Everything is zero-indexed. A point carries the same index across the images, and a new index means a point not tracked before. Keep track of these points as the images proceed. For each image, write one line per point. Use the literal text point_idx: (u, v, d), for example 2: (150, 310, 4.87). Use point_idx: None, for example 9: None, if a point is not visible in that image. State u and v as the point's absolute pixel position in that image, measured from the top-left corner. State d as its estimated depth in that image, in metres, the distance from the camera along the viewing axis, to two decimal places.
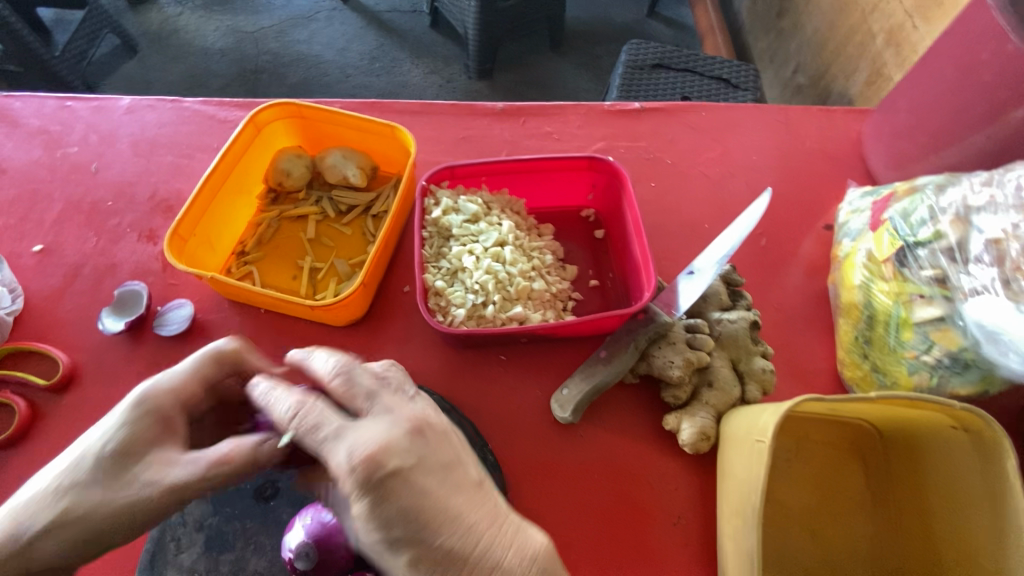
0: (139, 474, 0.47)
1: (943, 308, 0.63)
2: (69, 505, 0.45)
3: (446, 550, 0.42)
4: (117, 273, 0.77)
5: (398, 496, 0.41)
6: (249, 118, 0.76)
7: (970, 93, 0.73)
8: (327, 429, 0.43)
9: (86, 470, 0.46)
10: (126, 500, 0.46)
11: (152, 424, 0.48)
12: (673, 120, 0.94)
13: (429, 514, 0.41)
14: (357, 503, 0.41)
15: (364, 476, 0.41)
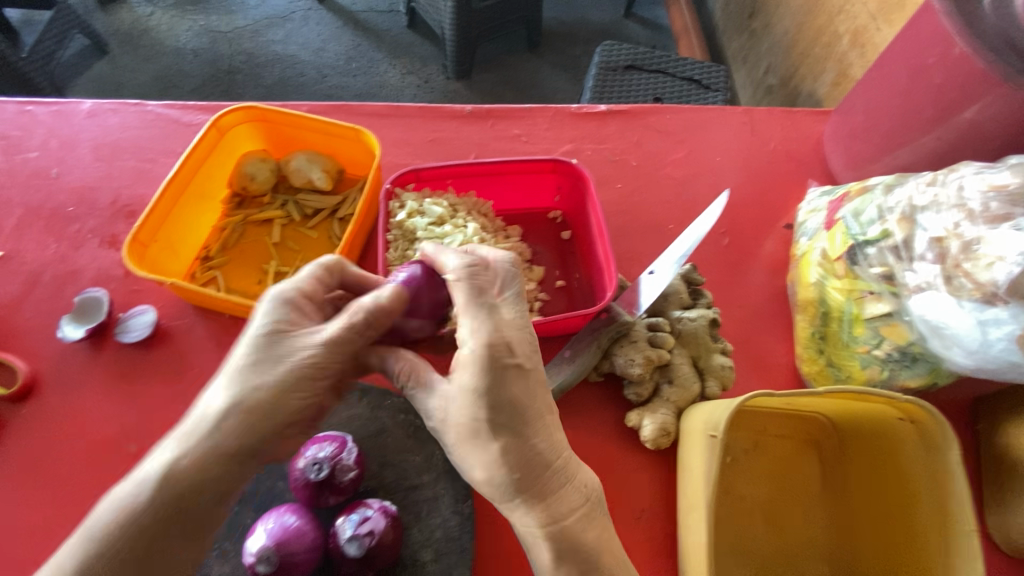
0: (293, 347, 0.52)
1: (892, 304, 0.65)
2: (256, 380, 0.50)
3: (535, 437, 0.52)
4: (79, 279, 0.76)
5: (515, 383, 0.51)
6: (211, 122, 0.75)
7: (921, 95, 0.75)
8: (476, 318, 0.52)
9: (242, 360, 0.51)
10: (285, 377, 0.50)
11: (290, 313, 0.53)
12: (640, 122, 0.96)
13: (530, 415, 0.51)
14: (479, 379, 0.50)
15: (500, 361, 0.50)
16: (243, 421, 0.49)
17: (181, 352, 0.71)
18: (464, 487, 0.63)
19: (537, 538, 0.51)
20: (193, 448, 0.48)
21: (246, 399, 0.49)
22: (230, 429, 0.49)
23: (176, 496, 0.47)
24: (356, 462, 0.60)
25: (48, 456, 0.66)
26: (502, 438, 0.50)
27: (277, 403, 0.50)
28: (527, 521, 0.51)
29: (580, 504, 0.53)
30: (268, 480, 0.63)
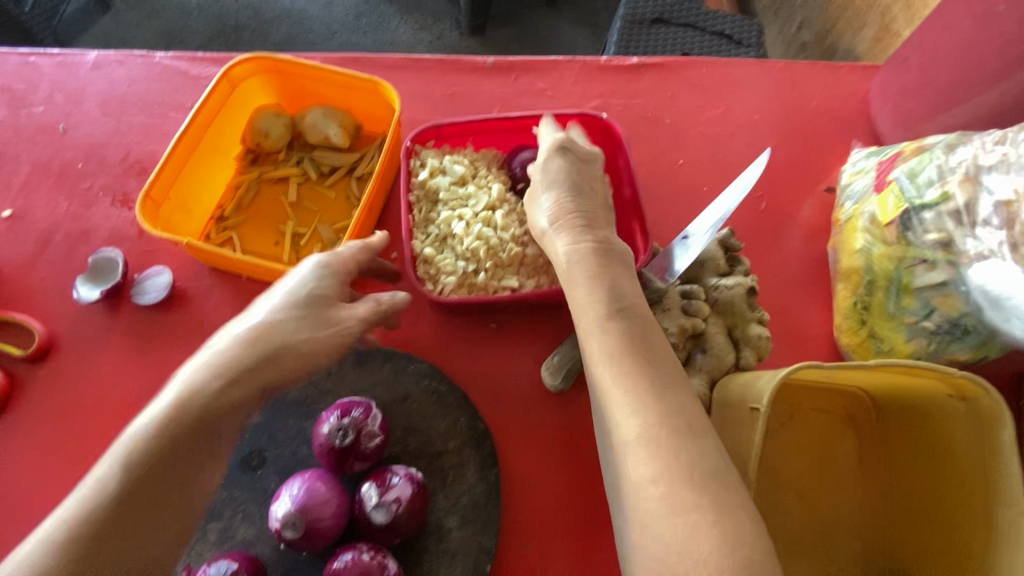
0: (339, 312, 0.54)
1: (948, 273, 0.60)
2: (293, 330, 0.52)
3: (617, 272, 0.53)
4: (92, 239, 0.74)
5: (595, 221, 0.57)
6: (222, 73, 0.71)
7: (986, 46, 0.69)
8: (561, 169, 0.61)
9: (295, 304, 0.52)
10: (329, 332, 0.53)
11: (333, 277, 0.55)
12: (674, 76, 0.90)
13: (598, 232, 0.56)
14: (561, 206, 0.58)
15: (580, 196, 0.59)
16: (281, 358, 0.51)
17: (198, 315, 0.70)
18: (490, 455, 0.62)
19: (620, 379, 0.45)
20: (233, 374, 0.49)
21: (285, 341, 0.51)
22: (268, 365, 0.50)
23: (206, 427, 0.48)
24: (381, 428, 0.58)
25: (70, 418, 0.65)
26: (584, 257, 0.53)
27: (312, 352, 0.52)
28: (605, 358, 0.47)
29: (660, 342, 0.48)
30: (290, 445, 0.62)
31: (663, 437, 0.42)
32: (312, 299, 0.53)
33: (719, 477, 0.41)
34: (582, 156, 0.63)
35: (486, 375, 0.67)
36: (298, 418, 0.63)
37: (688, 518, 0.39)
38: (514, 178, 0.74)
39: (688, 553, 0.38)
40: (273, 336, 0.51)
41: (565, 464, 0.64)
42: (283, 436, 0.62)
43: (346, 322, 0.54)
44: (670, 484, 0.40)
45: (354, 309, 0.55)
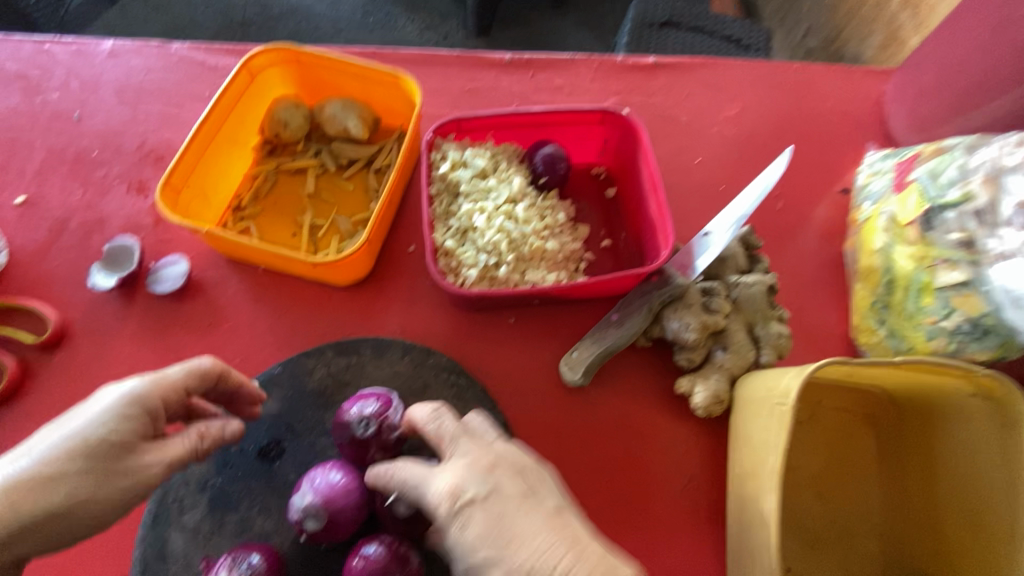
0: (135, 463, 0.47)
1: (968, 273, 0.61)
2: (71, 491, 0.44)
3: (546, 527, 0.45)
4: (107, 227, 0.73)
5: (543, 550, 0.44)
6: (242, 63, 0.70)
7: (1004, 51, 0.69)
8: (475, 488, 0.47)
9: (75, 455, 0.45)
10: (115, 490, 0.46)
11: (138, 423, 0.47)
12: (690, 76, 0.90)
13: (503, 537, 0.45)
14: (456, 493, 0.47)
15: (494, 494, 0.47)
16: (46, 522, 0.44)
17: (215, 305, 0.69)
18: None
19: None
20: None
21: (51, 506, 0.44)
22: (19, 539, 0.43)
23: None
24: (403, 422, 0.58)
25: None
26: (476, 545, 0.45)
27: (87, 515, 0.45)
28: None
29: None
30: (309, 436, 0.61)
31: None
32: (97, 451, 0.45)
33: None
34: (472, 483, 0.47)
35: (503, 370, 0.67)
36: (317, 409, 0.62)
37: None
38: (535, 172, 0.74)
39: None
40: (36, 497, 0.43)
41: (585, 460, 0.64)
42: (302, 427, 0.61)
43: (143, 474, 0.47)
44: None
45: (162, 451, 0.48)
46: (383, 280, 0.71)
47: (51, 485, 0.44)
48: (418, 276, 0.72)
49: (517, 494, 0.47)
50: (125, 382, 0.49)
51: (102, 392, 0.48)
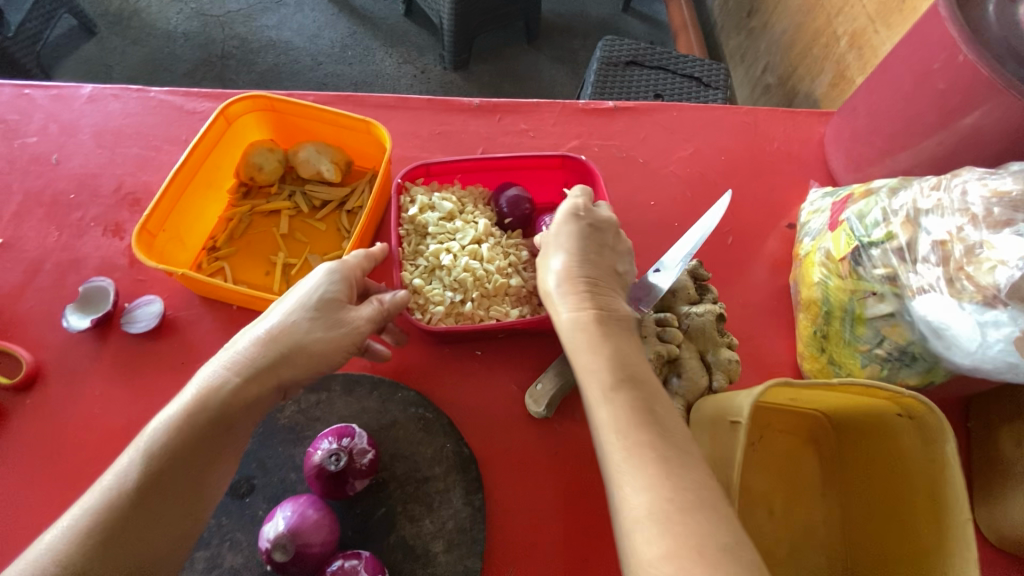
0: (349, 316, 0.58)
1: (894, 304, 0.67)
2: (309, 334, 0.56)
3: (617, 338, 0.54)
4: (82, 268, 0.75)
5: (611, 341, 0.53)
6: (219, 111, 0.74)
7: (923, 101, 0.76)
8: (594, 281, 0.58)
9: (306, 305, 0.57)
10: (339, 333, 0.57)
11: (343, 287, 0.59)
12: (646, 119, 0.96)
13: (585, 251, 0.60)
14: (571, 277, 0.58)
15: (601, 294, 0.57)
16: (294, 358, 0.55)
17: (188, 343, 0.71)
18: (475, 479, 0.64)
19: (617, 433, 0.48)
20: (251, 371, 0.53)
21: (300, 342, 0.55)
22: (281, 366, 0.54)
23: (224, 420, 0.51)
24: (370, 444, 0.61)
25: (54, 447, 0.65)
26: (566, 244, 0.60)
27: (323, 352, 0.56)
28: (608, 413, 0.49)
29: (667, 410, 0.49)
30: (279, 472, 0.63)
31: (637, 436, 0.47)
32: (325, 302, 0.57)
33: (737, 551, 0.41)
34: (592, 223, 0.62)
35: (470, 403, 0.70)
36: (287, 445, 0.64)
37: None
38: (500, 214, 0.79)
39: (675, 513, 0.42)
40: (289, 336, 0.55)
41: (549, 487, 0.66)
42: (271, 463, 0.63)
43: (355, 325, 0.58)
44: (682, 559, 0.40)
45: (362, 310, 0.59)
46: None
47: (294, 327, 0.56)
48: None
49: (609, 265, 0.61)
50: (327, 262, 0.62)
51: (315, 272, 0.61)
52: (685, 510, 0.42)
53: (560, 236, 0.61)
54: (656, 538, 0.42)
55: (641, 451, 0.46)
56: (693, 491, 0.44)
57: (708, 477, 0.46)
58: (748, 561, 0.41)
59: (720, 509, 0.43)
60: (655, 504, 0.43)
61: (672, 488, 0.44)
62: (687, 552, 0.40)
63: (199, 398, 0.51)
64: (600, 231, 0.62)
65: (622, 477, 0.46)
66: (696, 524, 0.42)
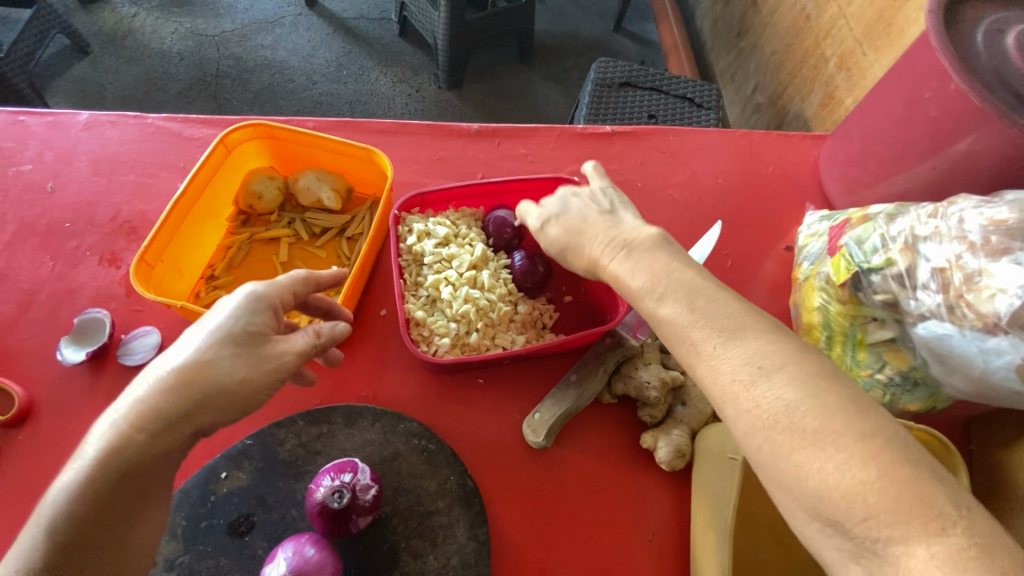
0: (275, 348, 0.51)
1: (895, 330, 0.68)
2: (221, 369, 0.48)
3: (650, 260, 0.54)
4: (77, 299, 0.74)
5: (647, 259, 0.54)
6: (219, 140, 0.74)
7: (917, 126, 0.77)
8: (607, 225, 0.61)
9: (219, 338, 0.49)
10: (261, 370, 0.49)
11: (262, 315, 0.51)
12: (644, 143, 0.98)
13: (573, 233, 0.63)
14: (583, 250, 0.61)
15: (618, 232, 0.59)
16: (211, 401, 0.47)
17: None
18: (480, 513, 0.63)
19: (679, 341, 0.49)
20: (156, 428, 0.46)
21: (219, 384, 0.47)
22: (198, 411, 0.47)
23: (128, 481, 0.45)
24: (373, 479, 0.60)
25: (45, 485, 0.63)
26: (561, 240, 0.64)
27: (244, 393, 0.49)
28: (665, 328, 0.50)
29: (710, 299, 0.48)
30: (279, 509, 0.62)
31: (695, 335, 0.47)
32: (243, 337, 0.49)
33: (810, 405, 0.41)
34: (561, 205, 0.67)
35: (473, 433, 0.69)
36: (287, 480, 0.63)
37: (789, 457, 0.41)
38: (489, 233, 0.79)
39: (753, 397, 0.43)
40: (206, 376, 0.47)
41: (556, 518, 0.65)
42: (271, 499, 0.62)
43: (280, 359, 0.51)
44: (764, 431, 0.42)
45: (290, 342, 0.51)
46: (353, 345, 0.73)
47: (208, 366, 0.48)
48: (390, 339, 0.74)
49: (602, 216, 0.62)
50: (247, 284, 0.54)
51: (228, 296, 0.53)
52: (749, 384, 0.44)
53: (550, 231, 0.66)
54: (737, 419, 0.44)
55: (699, 347, 0.47)
56: (753, 361, 0.44)
57: (765, 340, 0.45)
58: (824, 409, 0.41)
59: (787, 368, 0.43)
60: (725, 389, 0.45)
61: (733, 367, 0.45)
62: (765, 423, 0.42)
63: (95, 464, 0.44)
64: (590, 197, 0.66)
65: (699, 376, 0.47)
66: (765, 394, 0.43)
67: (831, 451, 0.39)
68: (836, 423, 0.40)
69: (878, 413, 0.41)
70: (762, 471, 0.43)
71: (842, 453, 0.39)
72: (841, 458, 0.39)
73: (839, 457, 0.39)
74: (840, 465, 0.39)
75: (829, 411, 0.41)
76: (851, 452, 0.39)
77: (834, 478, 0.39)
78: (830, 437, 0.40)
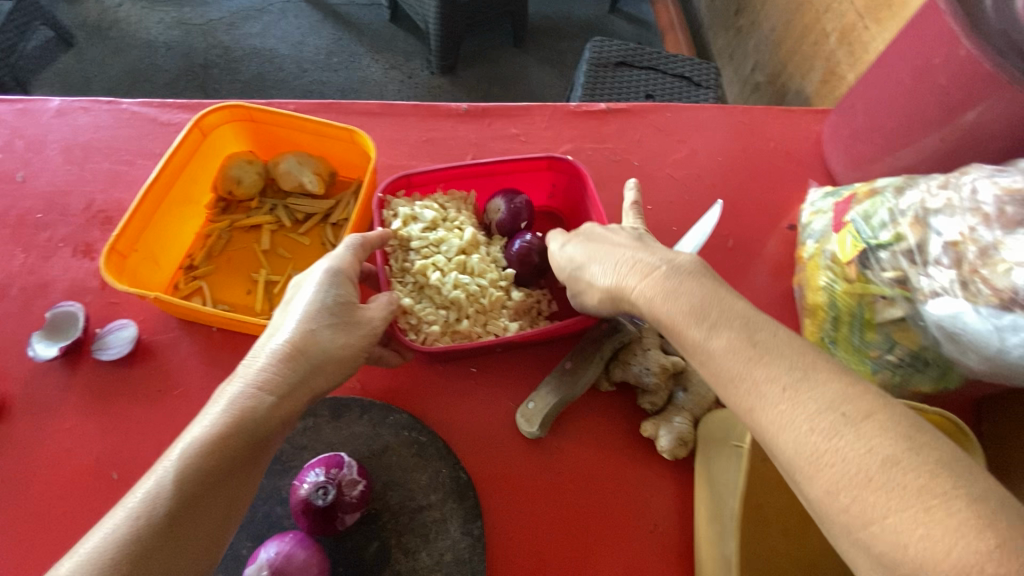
0: (366, 316, 0.57)
1: (905, 308, 0.64)
2: (324, 339, 0.53)
3: (686, 271, 0.51)
4: (51, 292, 0.71)
5: (687, 288, 0.49)
6: (194, 122, 0.70)
7: (924, 95, 0.74)
8: (630, 250, 0.56)
9: (319, 311, 0.54)
10: (360, 334, 0.56)
11: (347, 285, 0.57)
12: (640, 121, 0.94)
13: (599, 252, 0.59)
14: (609, 267, 0.56)
15: (651, 254, 0.55)
16: (323, 366, 0.53)
17: (165, 369, 0.67)
18: (474, 507, 0.61)
19: (734, 376, 0.44)
20: (281, 392, 0.50)
21: (325, 351, 0.53)
22: (314, 375, 0.52)
23: (263, 440, 0.49)
24: (360, 474, 0.58)
25: (19, 486, 0.61)
26: (585, 259, 0.60)
27: (349, 355, 0.55)
28: (715, 356, 0.46)
29: (769, 333, 0.45)
30: (263, 506, 0.59)
31: (766, 377, 0.43)
32: (339, 306, 0.55)
33: (911, 459, 0.37)
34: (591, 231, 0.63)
35: (463, 424, 0.66)
36: (273, 476, 0.60)
37: (883, 522, 0.36)
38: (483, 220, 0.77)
39: (839, 452, 0.39)
40: (310, 346, 0.52)
41: (555, 511, 0.63)
42: (255, 496, 0.59)
43: (371, 322, 0.57)
44: (853, 491, 0.38)
45: (375, 309, 0.58)
46: None
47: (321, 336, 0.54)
48: None
49: (633, 241, 0.59)
50: (322, 262, 0.58)
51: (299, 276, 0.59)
52: (833, 434, 0.39)
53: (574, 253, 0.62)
54: (815, 476, 0.39)
55: (763, 389, 0.43)
56: (834, 410, 0.40)
57: (843, 385, 0.41)
58: (920, 468, 0.37)
59: (875, 416, 0.39)
60: (802, 440, 0.40)
61: (813, 417, 0.40)
62: (855, 481, 0.38)
63: (230, 418, 0.47)
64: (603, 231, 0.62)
65: (763, 423, 0.43)
66: (854, 447, 0.38)
67: (940, 517, 0.35)
68: (944, 482, 0.36)
69: (982, 474, 0.37)
70: (841, 534, 0.39)
71: (952, 519, 0.35)
72: (953, 523, 0.34)
73: (948, 526, 0.34)
74: (949, 534, 0.34)
75: (933, 471, 0.36)
76: (963, 518, 0.34)
77: (943, 546, 0.34)
78: (937, 500, 0.35)
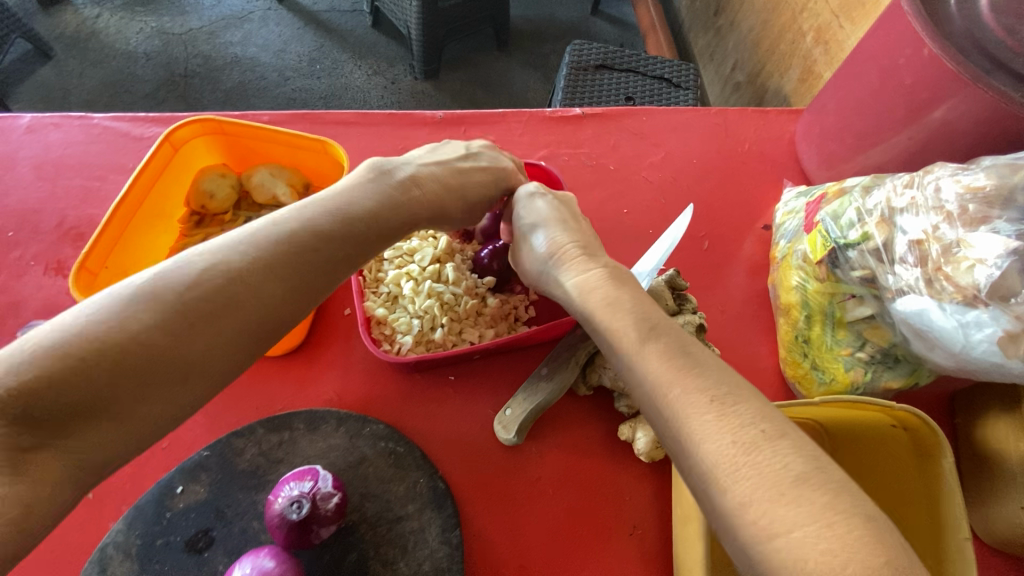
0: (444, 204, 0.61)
1: (874, 306, 0.66)
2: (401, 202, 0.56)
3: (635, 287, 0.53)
4: (22, 310, 0.70)
5: (629, 298, 0.51)
6: (164, 136, 0.70)
7: (892, 95, 0.75)
8: (587, 243, 0.59)
9: (420, 178, 0.59)
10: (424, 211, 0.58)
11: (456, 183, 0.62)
12: (616, 125, 0.94)
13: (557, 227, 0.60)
14: (561, 246, 0.58)
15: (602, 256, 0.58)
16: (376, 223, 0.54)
17: None
18: (451, 516, 0.61)
19: (665, 383, 0.44)
20: (325, 239, 0.49)
21: (389, 219, 0.55)
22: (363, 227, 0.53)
23: (296, 280, 0.47)
24: (336, 487, 0.58)
25: None
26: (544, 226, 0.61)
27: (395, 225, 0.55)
28: (647, 364, 0.45)
29: (702, 350, 0.46)
30: (240, 522, 0.59)
31: (694, 387, 0.43)
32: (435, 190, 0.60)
33: (819, 476, 0.37)
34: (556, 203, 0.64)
35: (440, 433, 0.66)
36: (249, 491, 0.60)
37: (790, 535, 0.35)
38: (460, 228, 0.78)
39: (756, 463, 0.38)
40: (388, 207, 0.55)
41: (533, 517, 0.63)
42: (232, 512, 0.59)
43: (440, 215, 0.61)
44: (764, 501, 0.37)
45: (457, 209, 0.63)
46: (316, 347, 0.71)
47: (299, 267, 0.47)
48: (354, 340, 0.71)
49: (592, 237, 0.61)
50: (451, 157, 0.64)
51: (358, 177, 0.56)
52: (753, 448, 0.39)
53: (533, 217, 0.62)
54: (731, 487, 0.38)
55: (692, 398, 0.42)
56: (756, 423, 0.40)
57: (763, 405, 0.42)
58: (826, 485, 0.37)
59: (790, 435, 0.40)
60: (724, 451, 0.39)
61: (735, 428, 0.40)
62: (769, 491, 0.37)
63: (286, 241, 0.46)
64: (562, 205, 0.63)
65: (686, 429, 0.41)
66: (771, 460, 0.38)
67: (841, 532, 0.35)
68: (846, 499, 0.37)
69: None
70: (745, 547, 0.37)
71: (852, 536, 0.35)
72: (852, 540, 0.35)
73: (848, 541, 0.35)
74: (849, 549, 0.34)
75: (837, 488, 0.37)
76: (862, 536, 0.35)
77: (839, 560, 0.34)
78: (840, 516, 0.36)
